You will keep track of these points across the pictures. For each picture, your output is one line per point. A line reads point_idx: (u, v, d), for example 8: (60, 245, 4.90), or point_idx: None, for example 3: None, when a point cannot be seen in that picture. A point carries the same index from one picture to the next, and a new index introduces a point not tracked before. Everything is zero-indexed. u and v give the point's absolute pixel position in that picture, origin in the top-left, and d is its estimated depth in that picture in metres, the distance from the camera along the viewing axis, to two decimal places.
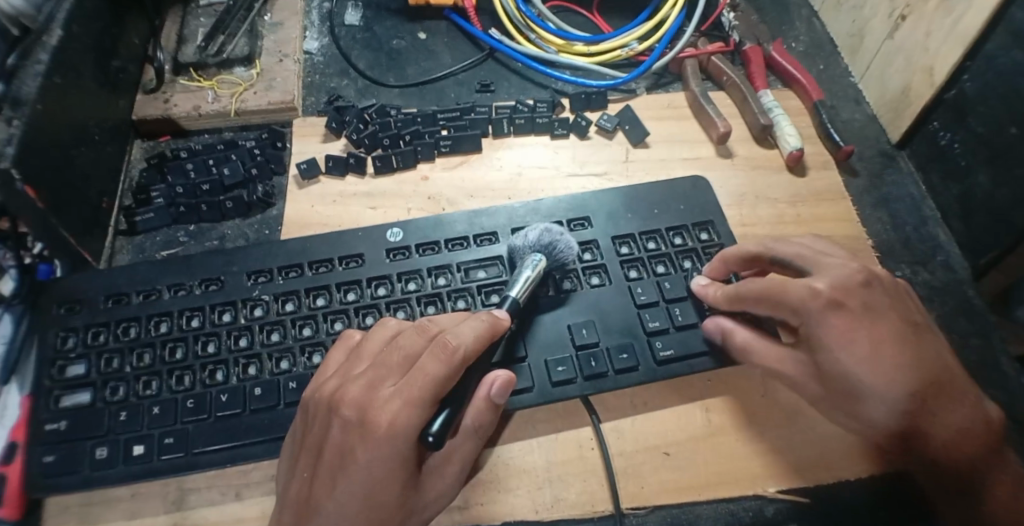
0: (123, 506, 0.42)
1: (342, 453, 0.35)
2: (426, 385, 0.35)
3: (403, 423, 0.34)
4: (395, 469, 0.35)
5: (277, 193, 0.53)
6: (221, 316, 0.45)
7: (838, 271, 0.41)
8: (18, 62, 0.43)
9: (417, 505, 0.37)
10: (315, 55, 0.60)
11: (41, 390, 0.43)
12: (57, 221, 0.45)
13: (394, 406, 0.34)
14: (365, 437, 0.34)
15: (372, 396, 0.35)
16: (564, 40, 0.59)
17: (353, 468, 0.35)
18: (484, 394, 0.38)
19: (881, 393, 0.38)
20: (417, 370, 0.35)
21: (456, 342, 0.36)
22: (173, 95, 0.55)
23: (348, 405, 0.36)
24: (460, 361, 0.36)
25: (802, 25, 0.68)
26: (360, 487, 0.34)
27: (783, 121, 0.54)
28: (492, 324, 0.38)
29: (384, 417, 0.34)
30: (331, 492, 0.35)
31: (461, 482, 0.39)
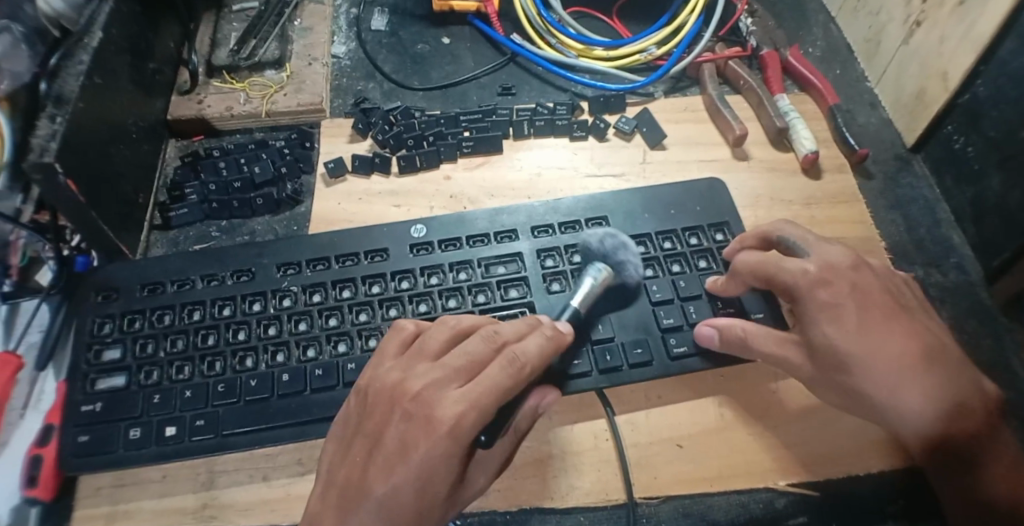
0: (153, 486, 0.44)
1: (401, 443, 0.36)
2: (490, 391, 0.36)
3: (464, 420, 0.35)
4: (450, 465, 0.35)
5: (305, 191, 0.54)
6: (251, 306, 0.47)
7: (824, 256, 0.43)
8: (60, 62, 0.46)
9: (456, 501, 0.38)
10: (342, 59, 0.62)
11: (78, 373, 0.46)
12: (96, 214, 0.47)
13: (462, 407, 0.35)
14: (429, 431, 0.35)
15: (438, 394, 0.36)
16: (583, 45, 0.60)
17: (410, 459, 0.35)
18: (534, 403, 0.40)
19: (863, 357, 0.39)
20: (483, 376, 0.36)
21: (524, 353, 0.38)
22: (206, 96, 0.58)
23: (411, 399, 0.37)
24: (525, 375, 0.37)
25: (819, 31, 0.69)
26: (412, 478, 0.35)
27: (799, 124, 0.55)
28: (558, 337, 0.40)
29: (448, 413, 0.35)
30: (384, 479, 0.35)
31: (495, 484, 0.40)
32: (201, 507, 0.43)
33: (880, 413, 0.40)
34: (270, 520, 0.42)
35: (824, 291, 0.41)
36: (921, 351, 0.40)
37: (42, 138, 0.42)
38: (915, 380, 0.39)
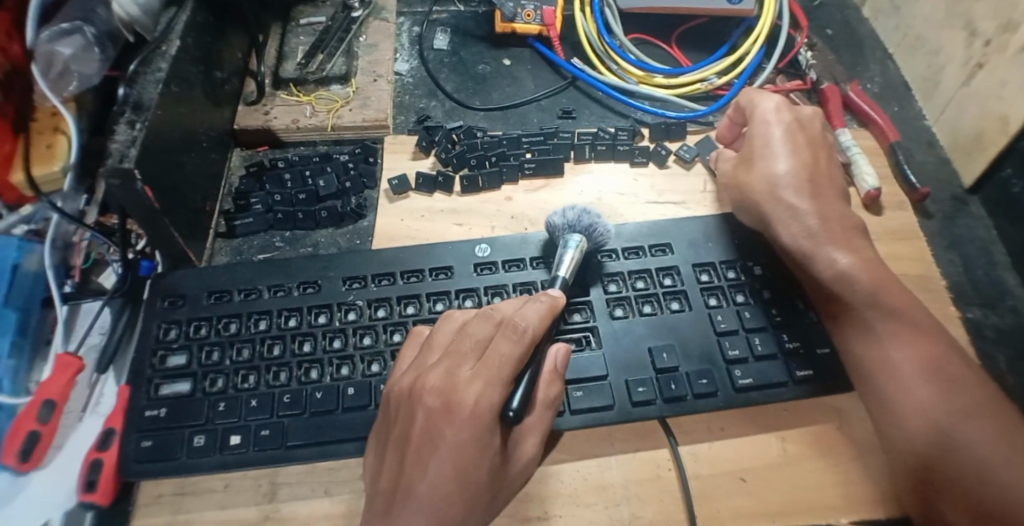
0: (214, 496, 0.44)
1: (428, 436, 0.36)
2: (502, 365, 0.37)
3: (483, 398, 0.36)
4: (482, 447, 0.37)
5: (369, 205, 0.55)
6: (317, 317, 0.48)
7: (837, 216, 0.48)
8: (138, 69, 0.47)
9: (504, 478, 0.39)
10: (405, 76, 0.63)
11: (142, 377, 0.47)
12: (168, 221, 0.48)
13: (478, 385, 0.37)
14: (451, 418, 0.36)
15: (452, 379, 0.37)
16: (644, 72, 0.61)
17: (442, 450, 0.36)
18: (551, 366, 0.42)
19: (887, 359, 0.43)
20: (493, 351, 0.38)
21: (524, 323, 0.39)
22: (273, 108, 0.59)
23: (428, 391, 0.37)
24: (530, 341, 0.39)
25: (877, 67, 0.70)
26: (452, 466, 0.36)
27: (861, 159, 0.57)
28: (554, 305, 0.41)
29: (469, 394, 0.36)
30: (424, 475, 0.36)
31: (540, 455, 0.42)
32: (262, 519, 0.43)
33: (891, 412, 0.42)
34: None
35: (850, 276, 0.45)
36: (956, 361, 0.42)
37: (121, 144, 0.43)
38: (940, 402, 0.40)
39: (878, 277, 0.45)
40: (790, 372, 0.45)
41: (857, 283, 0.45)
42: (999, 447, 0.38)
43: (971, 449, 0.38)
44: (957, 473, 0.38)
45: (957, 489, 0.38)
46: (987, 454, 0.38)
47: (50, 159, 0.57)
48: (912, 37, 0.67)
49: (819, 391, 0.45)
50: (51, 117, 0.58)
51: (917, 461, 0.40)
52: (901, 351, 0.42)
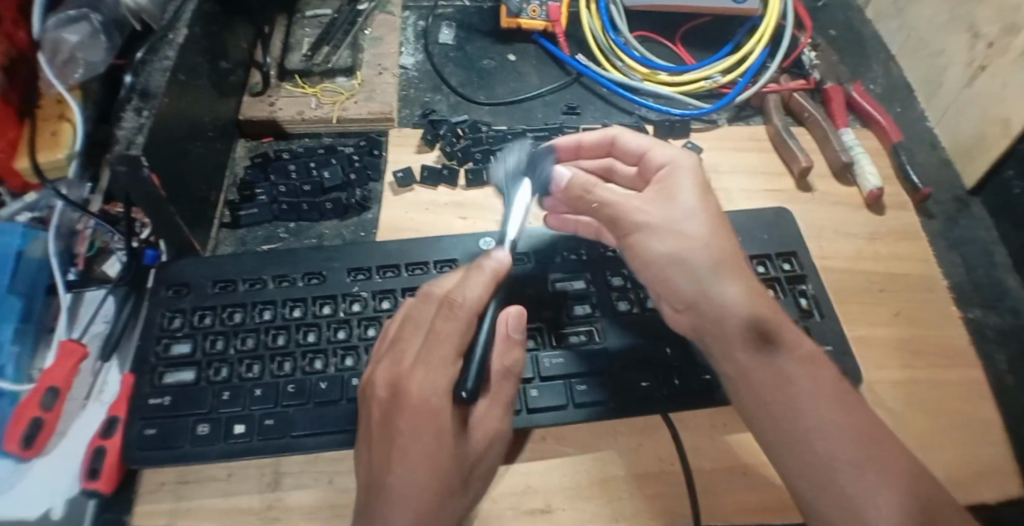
0: (218, 483, 0.45)
1: (387, 426, 0.38)
2: (444, 346, 0.39)
3: (430, 384, 0.38)
4: (438, 430, 0.38)
5: (373, 198, 0.55)
6: (322, 308, 0.48)
7: (699, 228, 0.44)
8: (146, 57, 0.47)
9: (471, 453, 0.40)
10: (410, 70, 0.63)
11: (146, 365, 0.47)
12: (174, 209, 0.48)
13: (420, 371, 0.38)
14: (401, 406, 0.38)
15: (401, 370, 0.39)
16: (648, 69, 0.62)
17: (400, 439, 0.38)
18: (504, 332, 0.42)
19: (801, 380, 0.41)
20: (433, 335, 0.39)
21: (464, 300, 0.40)
22: (278, 99, 0.59)
23: (380, 384, 0.39)
24: (467, 315, 0.39)
25: (880, 67, 0.70)
26: (415, 454, 0.37)
27: (863, 160, 0.57)
28: (498, 273, 0.41)
29: (416, 383, 0.38)
30: (391, 466, 0.38)
31: (508, 424, 0.43)
32: (267, 508, 0.44)
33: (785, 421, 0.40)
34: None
35: (674, 274, 0.44)
36: (836, 376, 0.42)
37: (129, 131, 0.43)
38: (809, 411, 0.39)
39: (720, 280, 0.43)
40: None
41: (731, 291, 0.43)
42: (846, 457, 0.38)
43: (819, 455, 0.38)
44: (803, 475, 0.38)
45: (810, 492, 0.38)
46: (843, 462, 0.38)
47: (55, 146, 0.57)
48: (914, 40, 0.67)
49: None
50: (56, 104, 0.58)
51: (780, 458, 0.40)
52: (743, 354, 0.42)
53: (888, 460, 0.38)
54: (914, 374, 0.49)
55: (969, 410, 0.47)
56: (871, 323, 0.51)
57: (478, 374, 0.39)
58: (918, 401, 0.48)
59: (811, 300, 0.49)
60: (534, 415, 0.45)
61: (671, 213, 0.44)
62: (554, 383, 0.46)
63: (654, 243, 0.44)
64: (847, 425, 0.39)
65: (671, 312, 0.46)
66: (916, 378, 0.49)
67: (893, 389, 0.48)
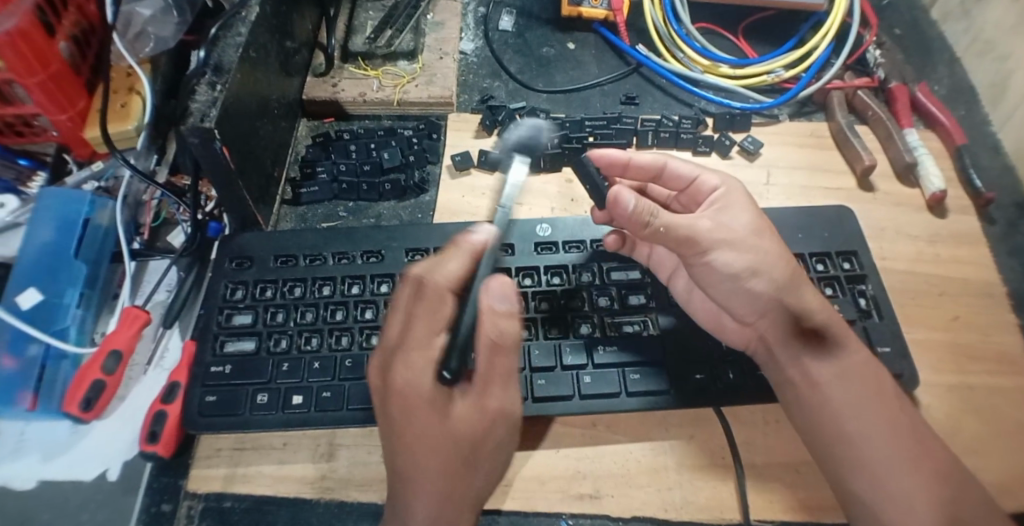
0: (274, 452, 0.46)
1: (382, 413, 0.37)
2: (424, 326, 0.37)
3: (409, 368, 0.36)
4: (424, 412, 0.36)
5: (431, 181, 0.57)
6: (380, 286, 0.49)
7: (769, 244, 0.45)
8: (219, 33, 0.48)
9: (469, 438, 0.37)
10: (470, 56, 0.64)
11: (209, 333, 0.48)
12: (241, 183, 0.49)
13: (400, 354, 0.37)
14: (387, 393, 0.37)
15: (387, 352, 0.38)
16: (709, 61, 0.62)
17: (393, 425, 0.36)
18: (488, 304, 0.36)
19: (842, 383, 0.42)
20: (416, 315, 0.38)
21: (437, 280, 0.39)
22: (341, 81, 0.60)
23: (373, 369, 0.38)
24: (442, 292, 0.38)
25: (944, 69, 0.68)
26: (410, 440, 0.36)
27: (927, 161, 0.56)
28: (476, 250, 0.40)
29: (396, 368, 0.36)
30: (396, 452, 0.37)
31: (512, 399, 0.38)
32: (321, 478, 0.45)
33: (833, 423, 0.42)
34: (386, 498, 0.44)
35: (750, 287, 0.44)
36: (892, 382, 0.43)
37: (203, 104, 0.44)
38: (860, 413, 0.41)
39: (801, 291, 0.44)
40: None
41: (808, 303, 0.44)
42: (889, 457, 0.40)
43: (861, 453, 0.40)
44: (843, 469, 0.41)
45: (849, 488, 0.40)
46: (887, 461, 0.40)
47: (124, 118, 0.58)
48: (980, 43, 0.66)
49: None
50: (126, 77, 0.60)
51: (823, 455, 0.42)
52: (817, 360, 0.43)
53: (926, 462, 0.40)
54: (972, 381, 0.48)
55: None
56: (929, 327, 0.50)
57: (461, 356, 0.37)
58: (976, 409, 0.47)
59: (871, 300, 0.48)
60: (587, 401, 0.45)
61: (746, 229, 0.45)
62: (608, 371, 0.46)
63: (728, 258, 0.44)
64: (894, 427, 0.41)
65: (731, 325, 0.47)
66: (972, 384, 0.48)
67: (950, 394, 0.47)
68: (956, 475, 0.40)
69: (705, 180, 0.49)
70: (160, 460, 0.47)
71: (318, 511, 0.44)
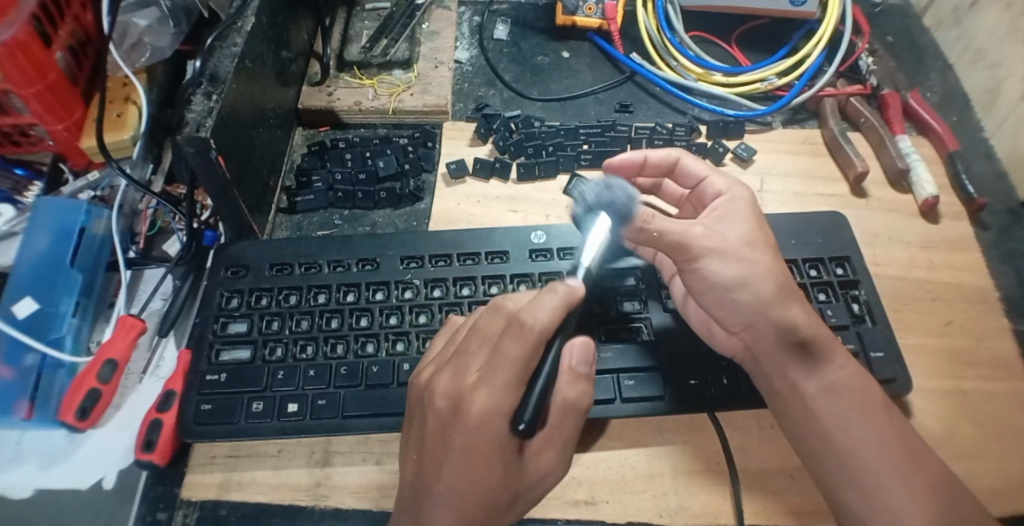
0: (269, 460, 0.46)
1: (439, 437, 0.37)
2: (509, 368, 0.36)
3: (490, 406, 0.35)
4: (491, 454, 0.36)
5: (426, 189, 0.57)
6: (375, 294, 0.50)
7: (761, 257, 0.44)
8: (215, 42, 0.48)
9: (524, 483, 0.38)
10: (465, 65, 0.65)
11: (204, 342, 0.48)
12: (236, 191, 0.49)
13: (483, 391, 0.36)
14: (459, 423, 0.36)
15: (461, 385, 0.37)
16: (702, 69, 0.63)
17: (451, 452, 0.36)
18: (568, 363, 0.39)
19: (832, 393, 0.42)
20: (502, 352, 0.36)
21: (532, 323, 0.37)
22: (336, 90, 0.61)
23: (438, 395, 0.37)
24: (536, 342, 0.37)
25: (936, 76, 0.69)
26: (467, 472, 0.35)
27: (920, 167, 0.57)
28: (570, 298, 0.39)
29: (475, 403, 0.36)
30: (439, 471, 0.36)
31: (567, 461, 0.40)
32: (315, 486, 0.45)
33: (822, 433, 0.42)
34: (382, 505, 0.44)
35: (736, 300, 0.44)
36: (881, 393, 0.43)
37: (199, 114, 0.44)
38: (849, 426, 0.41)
39: (796, 297, 0.44)
40: None
41: (801, 312, 0.44)
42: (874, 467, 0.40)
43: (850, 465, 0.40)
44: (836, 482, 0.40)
45: (838, 497, 0.40)
46: (876, 472, 0.40)
47: (121, 127, 0.58)
48: (972, 50, 0.66)
49: None
50: (122, 87, 0.60)
51: (815, 467, 0.42)
52: (805, 373, 0.43)
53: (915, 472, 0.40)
54: (966, 385, 0.48)
55: (1019, 424, 0.46)
56: (923, 332, 0.50)
57: (536, 406, 0.36)
58: (969, 412, 0.47)
59: (864, 305, 0.49)
60: None
61: (733, 241, 0.44)
62: (602, 377, 0.46)
63: (723, 265, 0.43)
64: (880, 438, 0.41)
65: (720, 333, 0.46)
66: (966, 388, 0.48)
67: (944, 399, 0.47)
68: (940, 480, 0.39)
69: (718, 182, 0.48)
70: (156, 468, 0.47)
71: (314, 519, 0.44)
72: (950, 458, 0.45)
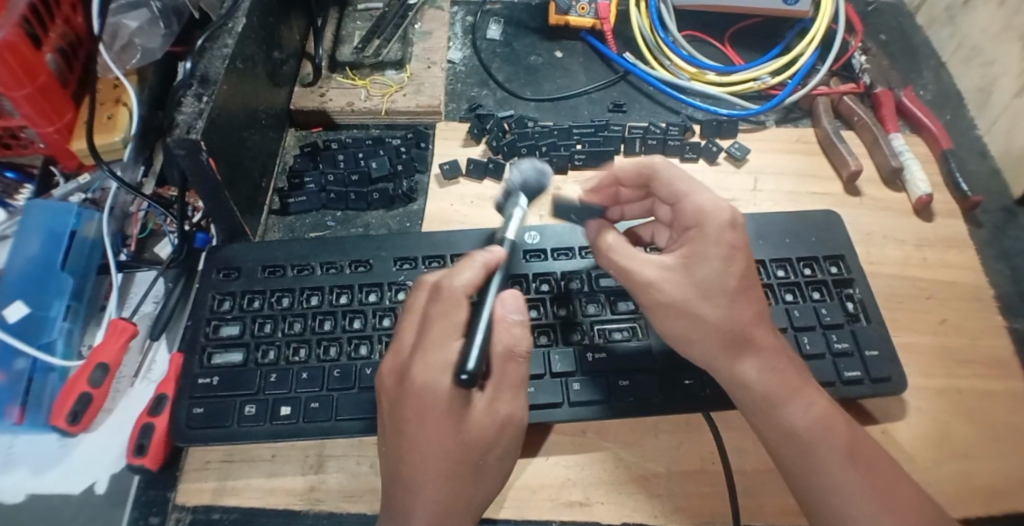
0: (263, 464, 0.46)
1: (397, 419, 0.36)
2: (439, 325, 0.37)
3: (428, 367, 0.35)
4: (441, 418, 0.35)
5: (419, 190, 0.57)
6: (368, 296, 0.49)
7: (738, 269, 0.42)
8: (205, 44, 0.48)
9: (482, 438, 0.37)
10: (458, 65, 0.65)
11: (196, 345, 0.48)
12: (228, 194, 0.49)
13: (419, 356, 0.36)
14: (405, 395, 0.36)
15: (404, 358, 0.37)
16: (696, 69, 0.63)
17: (408, 429, 0.36)
18: (501, 312, 0.38)
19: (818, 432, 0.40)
20: (429, 317, 0.37)
21: (453, 285, 0.38)
22: (329, 91, 0.60)
23: (386, 374, 0.38)
24: (461, 298, 0.37)
25: (930, 75, 0.69)
26: (424, 443, 0.35)
27: (913, 165, 0.57)
28: (489, 262, 0.39)
29: (415, 368, 0.36)
30: (403, 456, 0.36)
31: (521, 405, 0.38)
32: (309, 489, 0.45)
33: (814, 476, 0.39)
34: (375, 509, 0.44)
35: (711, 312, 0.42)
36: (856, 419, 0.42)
37: (189, 116, 0.44)
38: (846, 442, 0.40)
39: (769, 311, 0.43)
40: (839, 372, 0.46)
41: None
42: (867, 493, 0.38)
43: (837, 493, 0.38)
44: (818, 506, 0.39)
45: None
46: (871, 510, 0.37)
47: (111, 130, 0.58)
48: (966, 49, 0.66)
49: (867, 392, 0.45)
50: (113, 89, 0.59)
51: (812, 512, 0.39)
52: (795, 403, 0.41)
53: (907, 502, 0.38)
54: (961, 384, 0.48)
55: (1014, 423, 0.46)
56: (918, 331, 0.50)
57: (476, 353, 0.35)
58: (965, 412, 0.47)
59: (858, 304, 0.49)
60: (576, 409, 0.45)
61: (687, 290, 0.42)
62: (597, 378, 0.46)
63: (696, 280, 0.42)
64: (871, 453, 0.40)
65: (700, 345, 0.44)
66: (960, 387, 0.48)
67: (938, 398, 0.47)
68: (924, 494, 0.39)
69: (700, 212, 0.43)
70: (148, 473, 0.46)
71: (307, 524, 0.44)
72: (945, 457, 0.45)
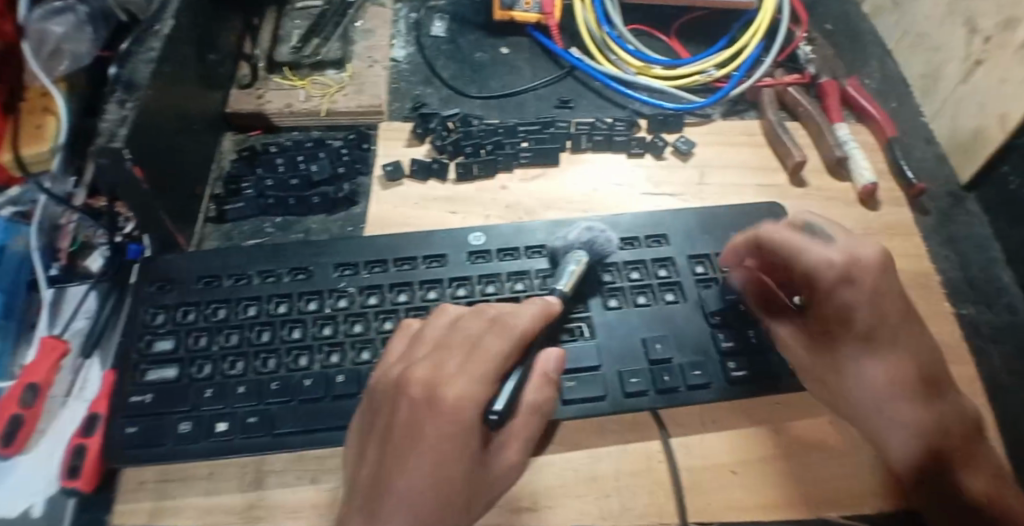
0: (199, 483, 0.44)
1: (410, 429, 0.33)
2: (490, 361, 0.36)
3: (466, 392, 0.34)
4: (460, 445, 0.33)
5: (360, 192, 0.55)
6: (308, 304, 0.48)
7: None
8: (131, 49, 0.46)
9: (481, 484, 0.36)
10: (402, 63, 0.63)
11: (128, 363, 0.46)
12: (158, 204, 0.47)
13: (463, 380, 0.34)
14: (434, 410, 0.33)
15: (440, 374, 0.35)
16: (642, 62, 0.63)
17: (421, 442, 0.33)
18: (542, 369, 0.39)
19: None
20: (482, 348, 0.36)
21: (515, 325, 0.39)
22: (267, 92, 0.58)
23: (413, 384, 0.34)
24: (516, 337, 0.38)
25: (875, 64, 0.70)
26: (431, 465, 0.32)
27: (857, 154, 0.57)
28: (547, 311, 0.41)
29: (452, 388, 0.34)
30: (397, 471, 0.32)
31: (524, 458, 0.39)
32: (248, 507, 0.43)
33: None
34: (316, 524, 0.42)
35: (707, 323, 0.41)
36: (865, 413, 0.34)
37: (112, 123, 0.42)
38: None
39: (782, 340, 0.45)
40: None
41: None
42: None
43: None
44: None
45: None
46: None
47: (39, 139, 0.56)
48: (910, 36, 0.67)
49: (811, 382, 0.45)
50: (41, 97, 0.57)
51: None
52: None
53: None
54: None
55: None
56: None
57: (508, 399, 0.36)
58: None
59: None
60: None
61: None
62: None
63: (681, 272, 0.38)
64: None
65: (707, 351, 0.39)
66: None
67: None
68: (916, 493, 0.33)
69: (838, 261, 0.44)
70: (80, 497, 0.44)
71: None
72: None
